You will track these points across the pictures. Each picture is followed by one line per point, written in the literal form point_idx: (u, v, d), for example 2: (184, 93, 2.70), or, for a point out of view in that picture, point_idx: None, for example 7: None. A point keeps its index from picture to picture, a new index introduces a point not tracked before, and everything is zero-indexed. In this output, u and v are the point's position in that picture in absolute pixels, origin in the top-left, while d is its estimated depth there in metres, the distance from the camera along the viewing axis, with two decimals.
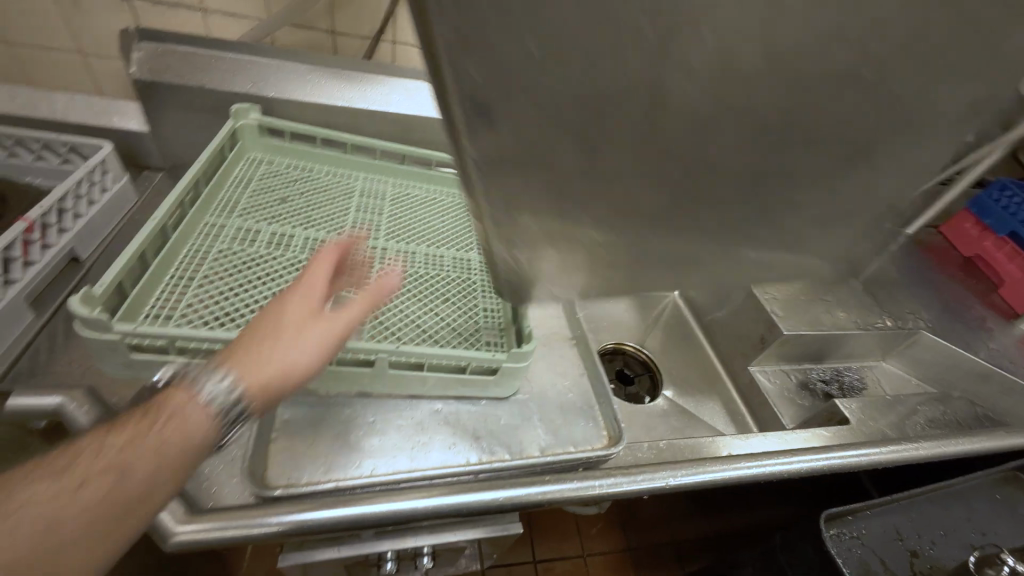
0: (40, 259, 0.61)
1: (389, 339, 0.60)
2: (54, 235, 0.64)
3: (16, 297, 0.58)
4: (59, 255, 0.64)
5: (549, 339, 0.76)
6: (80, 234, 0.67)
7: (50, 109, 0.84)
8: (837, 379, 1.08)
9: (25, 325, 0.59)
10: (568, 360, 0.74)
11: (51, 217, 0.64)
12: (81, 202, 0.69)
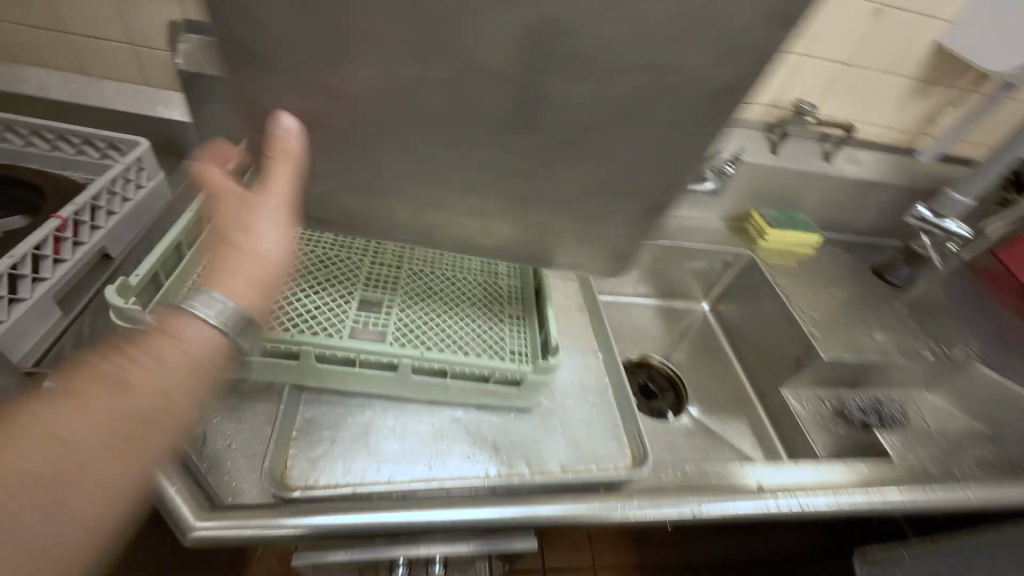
0: (71, 256, 0.60)
1: (414, 341, 0.57)
2: (87, 232, 0.63)
3: (46, 296, 0.57)
4: (92, 252, 0.63)
5: (573, 350, 0.74)
6: (114, 232, 0.67)
7: (99, 98, 0.87)
8: (877, 410, 0.99)
9: (54, 322, 0.58)
10: (593, 373, 0.72)
11: (84, 214, 0.63)
12: (115, 200, 0.68)
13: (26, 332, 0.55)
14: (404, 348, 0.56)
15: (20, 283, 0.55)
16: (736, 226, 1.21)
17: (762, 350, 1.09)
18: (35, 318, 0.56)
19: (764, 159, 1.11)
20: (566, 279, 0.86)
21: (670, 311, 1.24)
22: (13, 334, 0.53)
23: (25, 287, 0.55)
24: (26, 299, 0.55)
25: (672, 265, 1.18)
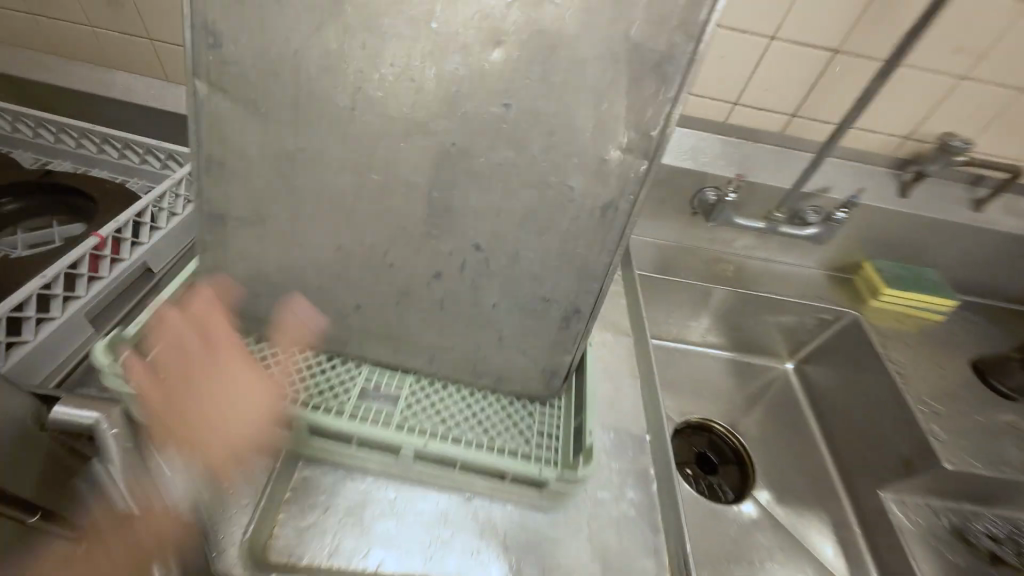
0: (109, 274, 0.63)
1: (422, 432, 0.53)
2: (127, 250, 0.66)
3: (77, 314, 0.60)
4: (130, 269, 0.66)
5: (618, 427, 0.63)
6: (155, 249, 0.70)
7: (175, 102, 0.90)
8: (1012, 536, 0.80)
9: (86, 337, 0.61)
10: (638, 456, 0.61)
11: (125, 231, 0.66)
12: (162, 215, 0.72)
13: (55, 351, 0.58)
14: (411, 437, 0.51)
15: (52, 300, 0.58)
16: (837, 278, 1.03)
17: (860, 435, 0.90)
18: (66, 336, 0.59)
19: (890, 204, 0.90)
20: (620, 335, 0.74)
21: (743, 367, 1.07)
22: (42, 352, 0.56)
23: (59, 306, 0.58)
24: (58, 317, 0.58)
25: (753, 316, 1.02)
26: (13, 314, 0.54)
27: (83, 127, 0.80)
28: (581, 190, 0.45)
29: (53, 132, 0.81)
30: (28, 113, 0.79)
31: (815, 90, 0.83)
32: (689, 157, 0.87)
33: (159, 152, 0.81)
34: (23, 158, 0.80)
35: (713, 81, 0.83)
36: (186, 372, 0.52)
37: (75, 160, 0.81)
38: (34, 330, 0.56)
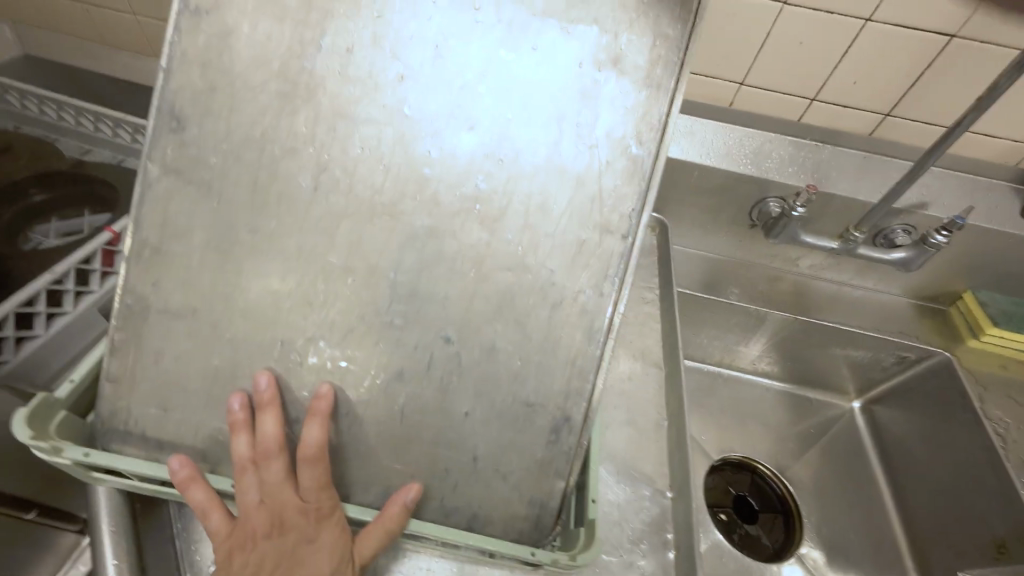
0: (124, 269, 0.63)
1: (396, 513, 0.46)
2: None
3: (90, 308, 0.60)
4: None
5: (634, 478, 0.55)
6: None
7: None
8: None
9: (98, 332, 0.62)
10: (655, 515, 0.53)
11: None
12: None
13: (65, 344, 0.58)
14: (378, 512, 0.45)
15: (64, 295, 0.58)
16: (924, 305, 0.87)
17: (940, 501, 0.76)
18: (75, 331, 0.59)
19: (1007, 227, 0.73)
20: (650, 366, 0.65)
21: (800, 402, 0.94)
22: (52, 346, 0.57)
23: (70, 300, 0.59)
24: (70, 312, 0.58)
25: (814, 346, 0.88)
26: (23, 309, 0.54)
27: (115, 117, 0.80)
28: (562, 276, 0.43)
29: (91, 121, 0.82)
30: (68, 102, 0.80)
31: (920, 85, 0.67)
32: (750, 163, 0.75)
33: None
34: (66, 146, 0.82)
35: (787, 74, 0.70)
36: (280, 525, 0.42)
37: (112, 150, 0.83)
38: (46, 324, 0.57)
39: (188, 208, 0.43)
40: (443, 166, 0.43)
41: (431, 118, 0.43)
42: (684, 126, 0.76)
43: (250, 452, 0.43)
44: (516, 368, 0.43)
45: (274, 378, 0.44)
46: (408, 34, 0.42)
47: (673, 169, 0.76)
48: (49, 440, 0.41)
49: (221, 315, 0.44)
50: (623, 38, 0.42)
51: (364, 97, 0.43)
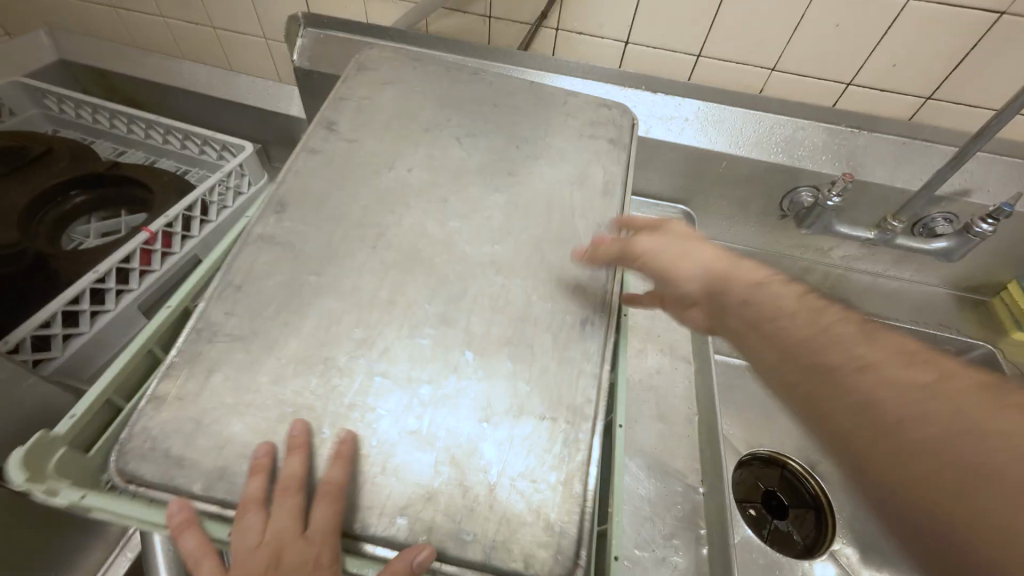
0: (159, 267, 0.66)
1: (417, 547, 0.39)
2: (178, 243, 0.68)
3: (129, 306, 0.63)
4: (179, 263, 0.69)
5: (665, 475, 0.55)
6: (203, 241, 0.72)
7: (234, 91, 0.92)
8: None
9: (137, 329, 0.65)
10: (686, 508, 0.53)
11: (175, 224, 0.68)
12: (212, 208, 0.74)
13: (107, 341, 0.61)
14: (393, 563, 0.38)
15: (106, 294, 0.61)
16: (967, 296, 0.85)
17: None
18: (117, 327, 0.62)
19: None
20: (679, 362, 0.64)
21: None
22: (97, 343, 0.60)
23: (112, 299, 0.61)
24: (112, 310, 0.61)
25: None
26: (69, 307, 0.57)
27: (150, 120, 0.83)
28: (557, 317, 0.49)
29: (125, 123, 0.86)
30: (103, 105, 0.84)
31: (965, 66, 0.64)
32: (783, 151, 0.72)
33: (216, 144, 0.83)
34: (104, 148, 0.87)
35: (821, 58, 0.68)
36: (279, 565, 0.37)
37: (146, 151, 0.87)
38: (89, 322, 0.59)
39: (269, 263, 0.48)
40: (445, 445, 0.42)
41: (443, 422, 0.43)
42: (714, 114, 0.74)
43: (262, 493, 0.38)
44: (526, 385, 0.46)
45: (307, 424, 0.41)
46: (455, 354, 0.47)
47: (702, 160, 0.74)
48: (45, 481, 0.37)
49: (263, 315, 0.46)
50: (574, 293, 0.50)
51: (382, 391, 0.44)
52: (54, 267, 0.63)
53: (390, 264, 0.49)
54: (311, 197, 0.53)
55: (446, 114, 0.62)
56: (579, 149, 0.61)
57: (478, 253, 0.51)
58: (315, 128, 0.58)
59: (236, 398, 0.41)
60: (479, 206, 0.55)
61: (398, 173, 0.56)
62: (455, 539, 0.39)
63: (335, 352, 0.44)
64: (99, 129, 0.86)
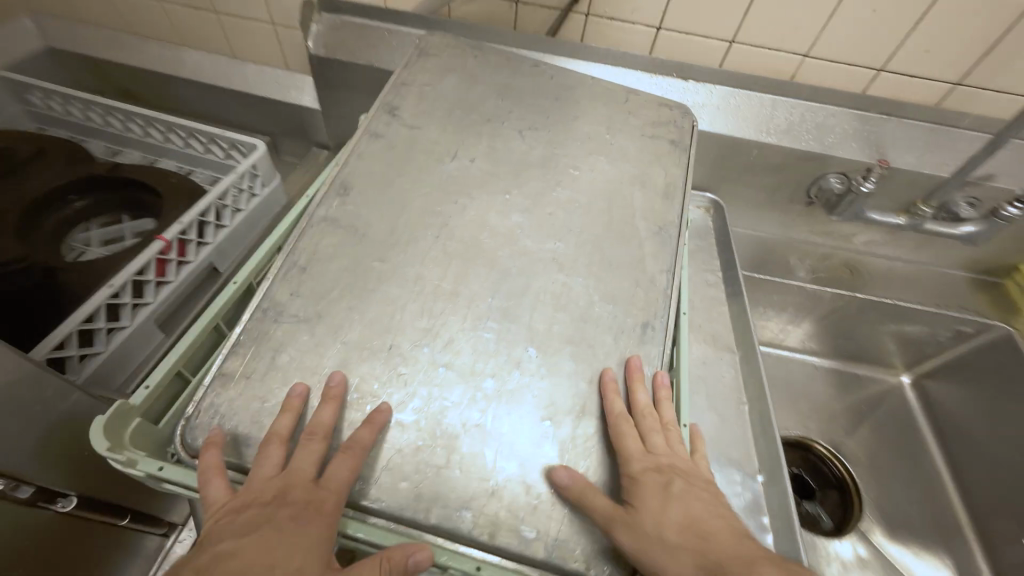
0: (174, 277, 0.63)
1: (485, 538, 0.39)
2: (192, 251, 0.65)
3: (147, 320, 0.60)
4: (194, 273, 0.65)
5: (722, 464, 0.55)
6: (220, 248, 0.69)
7: (241, 80, 0.88)
8: None
9: (155, 344, 0.62)
10: (748, 495, 0.53)
11: (190, 231, 0.65)
12: (226, 212, 0.70)
13: (126, 357, 0.58)
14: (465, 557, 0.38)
15: (122, 309, 0.58)
16: (982, 279, 0.88)
17: (1002, 474, 0.76)
18: (134, 345, 0.58)
19: None
20: (723, 351, 0.65)
21: (845, 376, 0.94)
22: (117, 360, 0.56)
23: (127, 314, 0.58)
24: (128, 326, 0.57)
25: (866, 322, 0.90)
26: (84, 326, 0.54)
27: (148, 116, 0.78)
28: (621, 312, 0.49)
29: (120, 120, 0.80)
30: (95, 101, 0.78)
31: (994, 52, 0.65)
32: (812, 138, 0.73)
33: (222, 142, 0.78)
34: (97, 148, 0.82)
35: (853, 44, 0.68)
36: (284, 498, 0.37)
37: (143, 150, 0.82)
38: (106, 340, 0.56)
39: (332, 246, 0.48)
40: (507, 447, 0.42)
41: (503, 434, 0.42)
42: (737, 102, 0.74)
43: (289, 431, 0.39)
44: (587, 375, 0.46)
45: (345, 379, 0.42)
46: (519, 351, 0.46)
47: (730, 147, 0.74)
48: (124, 453, 0.37)
49: (326, 305, 0.45)
50: (638, 286, 0.51)
51: (446, 385, 0.43)
52: (62, 280, 0.59)
53: (451, 251, 0.50)
54: (366, 190, 0.52)
55: (500, 105, 0.62)
56: (639, 149, 0.60)
57: (542, 250, 0.51)
58: (374, 113, 0.58)
59: (304, 382, 0.42)
60: (541, 200, 0.55)
61: (458, 164, 0.56)
62: (515, 537, 0.39)
63: (400, 340, 0.45)
64: (93, 127, 0.81)
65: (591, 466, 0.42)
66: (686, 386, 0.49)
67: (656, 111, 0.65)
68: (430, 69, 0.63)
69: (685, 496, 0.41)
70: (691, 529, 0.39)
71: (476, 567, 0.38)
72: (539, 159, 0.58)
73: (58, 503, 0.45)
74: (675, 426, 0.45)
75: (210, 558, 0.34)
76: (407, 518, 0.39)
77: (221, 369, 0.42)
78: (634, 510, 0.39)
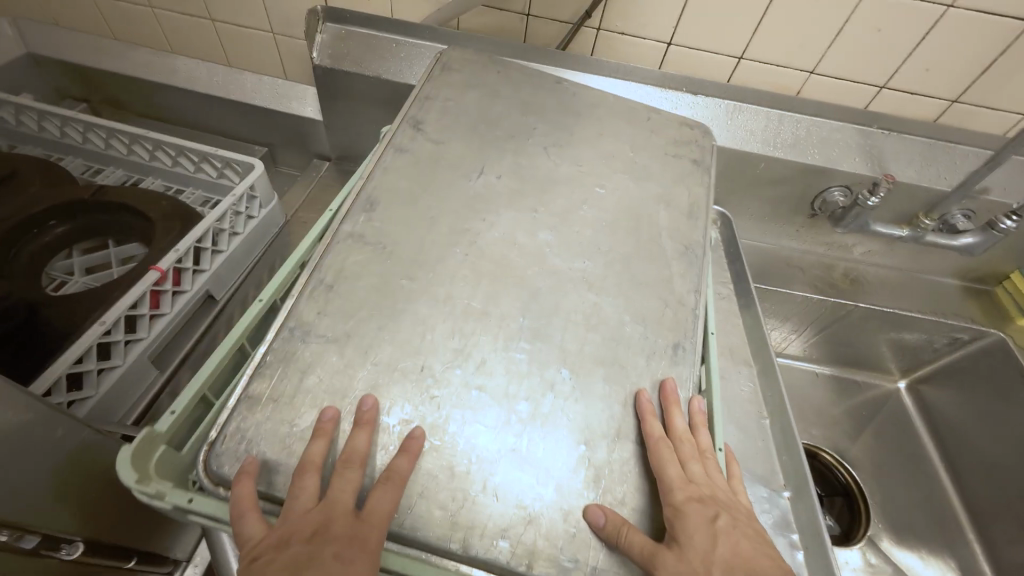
0: (169, 309, 0.58)
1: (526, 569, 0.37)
2: (188, 279, 0.61)
3: (140, 357, 0.55)
4: (190, 302, 0.61)
5: (749, 482, 0.54)
6: (216, 275, 0.65)
7: (238, 90, 0.85)
8: None
9: (150, 381, 0.57)
10: (775, 511, 0.53)
11: (186, 259, 0.61)
12: (223, 236, 0.66)
13: (119, 397, 0.53)
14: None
15: (114, 347, 0.53)
16: (973, 287, 0.91)
17: (1001, 476, 0.78)
18: (127, 385, 0.54)
19: None
20: (741, 365, 0.65)
21: (845, 383, 0.96)
22: (107, 404, 0.52)
23: (120, 351, 0.53)
24: (121, 364, 0.53)
25: (865, 331, 0.91)
26: (74, 369, 0.48)
27: (135, 134, 0.73)
28: (652, 331, 0.49)
29: (102, 137, 0.75)
30: (76, 117, 0.73)
31: (990, 72, 0.68)
32: (818, 152, 0.74)
33: (215, 159, 0.73)
34: (73, 166, 0.75)
35: (857, 60, 0.70)
36: (325, 534, 0.35)
37: (126, 168, 0.76)
38: (95, 384, 0.51)
39: (361, 263, 0.48)
40: (545, 476, 0.40)
41: (537, 464, 0.41)
42: (744, 116, 0.75)
43: (323, 458, 0.37)
44: (621, 396, 0.45)
45: (377, 402, 0.41)
46: (553, 372, 0.45)
47: (739, 160, 0.75)
48: (151, 483, 0.35)
49: (354, 328, 0.44)
50: (665, 305, 0.51)
51: (481, 408, 0.42)
52: (44, 317, 0.52)
53: (478, 271, 0.49)
54: (392, 206, 0.52)
55: (520, 124, 0.63)
56: (662, 168, 0.63)
57: (571, 269, 0.51)
58: (398, 127, 0.59)
59: (334, 405, 0.40)
60: (568, 217, 0.55)
61: (485, 180, 0.57)
62: (556, 568, 0.37)
63: (431, 360, 0.43)
64: (70, 144, 0.75)
65: (626, 492, 0.41)
66: (720, 416, 0.48)
67: (676, 130, 0.68)
68: (451, 84, 0.65)
69: (729, 531, 0.40)
70: (739, 565, 0.39)
71: None
72: (561, 178, 0.59)
73: (63, 550, 0.42)
74: (710, 454, 0.45)
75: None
76: (443, 549, 0.37)
77: (243, 399, 0.40)
78: (680, 543, 0.38)
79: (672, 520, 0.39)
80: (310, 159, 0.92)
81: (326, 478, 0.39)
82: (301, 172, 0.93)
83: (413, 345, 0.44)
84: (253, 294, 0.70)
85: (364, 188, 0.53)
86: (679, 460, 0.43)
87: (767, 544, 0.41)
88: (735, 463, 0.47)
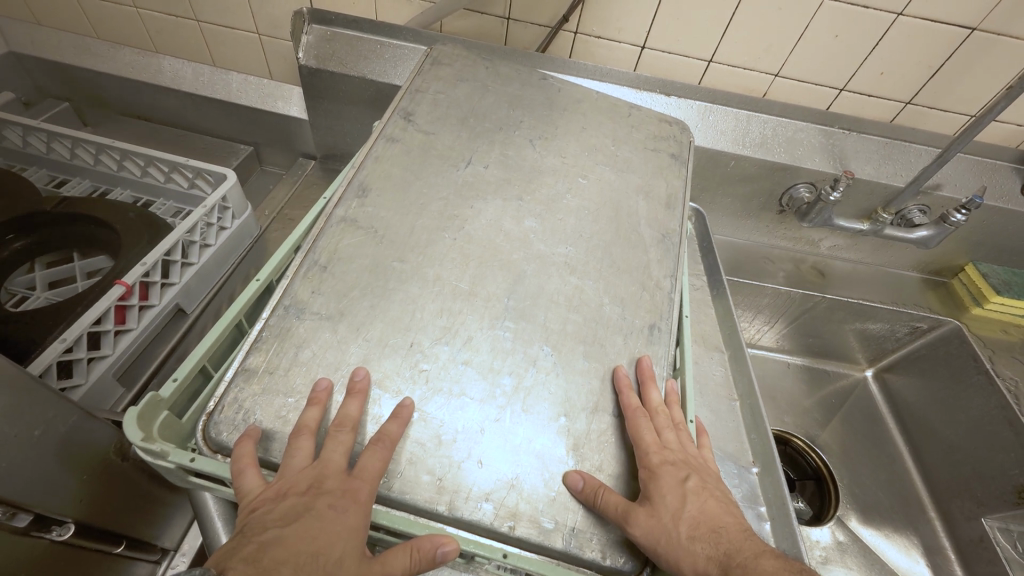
0: (136, 325, 0.59)
1: (506, 528, 0.39)
2: (156, 294, 0.62)
3: (105, 374, 0.56)
4: (158, 316, 0.62)
5: (720, 458, 0.57)
6: (186, 288, 0.66)
7: (224, 89, 0.87)
8: None
9: (117, 398, 0.58)
10: (744, 485, 0.55)
11: (153, 273, 0.61)
12: (194, 249, 0.67)
13: (95, 401, 0.55)
14: (490, 545, 0.39)
15: (76, 365, 0.53)
16: (933, 281, 0.97)
17: (956, 456, 0.82)
18: (94, 397, 0.55)
19: (1011, 203, 0.81)
20: (713, 351, 0.68)
21: (816, 372, 1.01)
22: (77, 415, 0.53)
23: (82, 370, 0.54)
24: (82, 383, 0.53)
25: (832, 321, 0.95)
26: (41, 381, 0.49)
27: (102, 144, 0.73)
28: (630, 313, 0.52)
29: (67, 147, 0.75)
30: (39, 127, 0.73)
31: (940, 73, 0.74)
32: (784, 151, 0.78)
33: (186, 170, 0.74)
34: (36, 176, 0.75)
35: (819, 63, 0.75)
36: (319, 488, 0.37)
37: (92, 178, 0.76)
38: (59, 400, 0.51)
39: (354, 245, 0.50)
40: (525, 445, 0.43)
41: (519, 435, 0.43)
42: (715, 117, 0.79)
43: (317, 423, 0.40)
44: (598, 371, 0.48)
45: (369, 375, 0.43)
46: (535, 349, 0.47)
47: (710, 159, 0.79)
48: (156, 444, 0.38)
49: (346, 305, 0.46)
50: (642, 292, 0.54)
51: (468, 381, 0.44)
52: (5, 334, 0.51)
53: (463, 259, 0.52)
54: (385, 191, 0.55)
55: (503, 119, 0.65)
56: (642, 160, 0.66)
57: (553, 253, 0.54)
58: (389, 118, 0.61)
59: (327, 377, 0.42)
60: (552, 208, 0.58)
61: (472, 169, 0.59)
62: (537, 528, 0.40)
63: (420, 337, 0.46)
64: (32, 154, 0.75)
65: (604, 460, 0.44)
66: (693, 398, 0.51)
67: (656, 126, 0.71)
68: (442, 77, 0.67)
69: (700, 491, 0.43)
70: (705, 521, 0.42)
71: (504, 554, 0.38)
72: (542, 171, 0.62)
73: (54, 531, 0.43)
74: (683, 426, 0.48)
75: (252, 548, 0.34)
76: (432, 510, 0.39)
77: (234, 376, 0.42)
78: (652, 501, 0.41)
79: (647, 481, 0.42)
80: (296, 158, 0.93)
81: (320, 442, 0.41)
82: (286, 171, 0.95)
83: (398, 328, 0.46)
84: (227, 306, 0.72)
85: (356, 175, 0.55)
86: (654, 429, 0.45)
87: (732, 505, 0.44)
88: (705, 434, 0.50)
